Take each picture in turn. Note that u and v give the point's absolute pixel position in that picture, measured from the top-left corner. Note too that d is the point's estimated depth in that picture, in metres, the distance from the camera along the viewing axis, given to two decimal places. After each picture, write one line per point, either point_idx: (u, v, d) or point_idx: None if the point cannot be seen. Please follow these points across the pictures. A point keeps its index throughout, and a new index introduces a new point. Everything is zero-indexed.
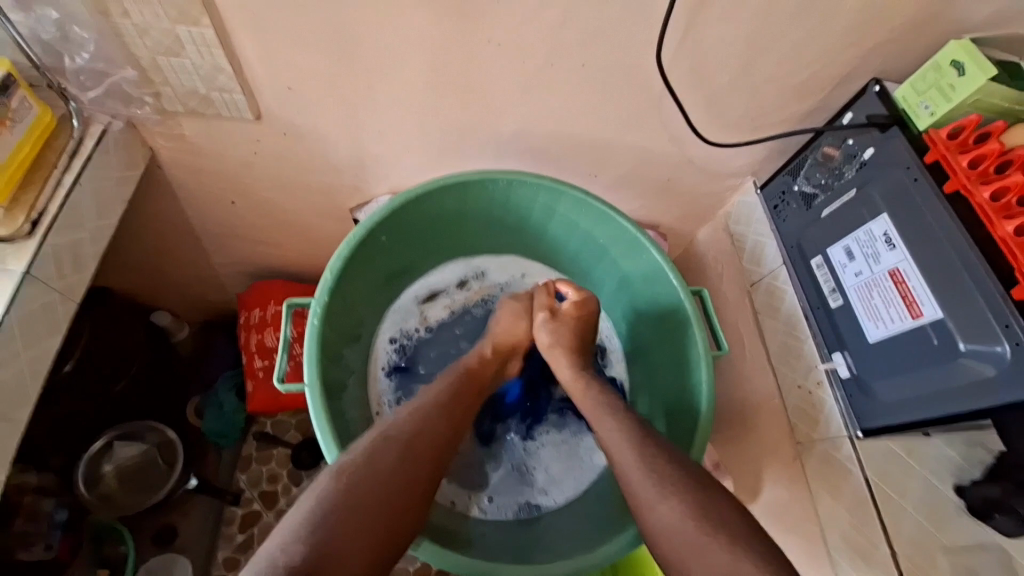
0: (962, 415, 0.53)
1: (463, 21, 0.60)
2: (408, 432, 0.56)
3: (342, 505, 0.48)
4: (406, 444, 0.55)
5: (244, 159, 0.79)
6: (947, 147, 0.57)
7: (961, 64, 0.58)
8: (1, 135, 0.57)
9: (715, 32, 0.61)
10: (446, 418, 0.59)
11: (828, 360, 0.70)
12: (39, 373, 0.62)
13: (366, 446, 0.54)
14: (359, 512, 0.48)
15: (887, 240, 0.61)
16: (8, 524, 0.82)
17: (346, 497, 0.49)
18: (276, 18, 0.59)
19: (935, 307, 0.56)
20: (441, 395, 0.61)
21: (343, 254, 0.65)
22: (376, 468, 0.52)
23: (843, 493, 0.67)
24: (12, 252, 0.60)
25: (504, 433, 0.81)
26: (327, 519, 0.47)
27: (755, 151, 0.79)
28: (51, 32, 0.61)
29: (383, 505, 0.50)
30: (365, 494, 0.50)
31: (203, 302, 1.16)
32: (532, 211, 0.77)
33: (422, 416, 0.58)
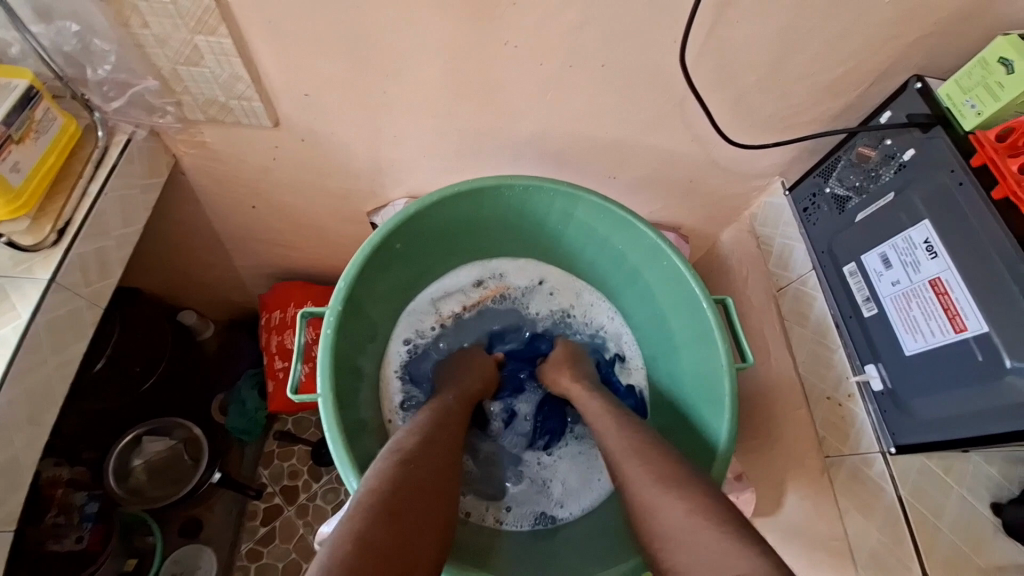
0: (1007, 436, 0.50)
1: (479, 25, 0.58)
2: (431, 422, 0.60)
3: (403, 469, 0.51)
4: (424, 437, 0.57)
5: (262, 165, 0.80)
6: (994, 150, 0.53)
7: (1009, 61, 0.54)
8: (29, 147, 0.58)
9: (742, 30, 0.59)
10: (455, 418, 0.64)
11: (861, 372, 0.67)
12: (66, 377, 0.64)
13: (401, 437, 0.57)
14: (419, 478, 0.51)
15: (927, 247, 0.58)
16: (41, 517, 0.85)
17: (403, 462, 0.52)
18: (292, 26, 0.59)
19: (980, 320, 0.53)
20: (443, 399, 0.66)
21: (357, 262, 0.64)
22: (418, 446, 0.55)
23: (875, 511, 0.64)
24: (38, 260, 0.62)
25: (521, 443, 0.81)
26: (393, 483, 0.49)
27: (783, 151, 0.76)
28: (75, 44, 0.62)
29: (432, 475, 0.53)
30: (419, 462, 0.53)
31: (226, 302, 1.19)
32: (549, 215, 0.75)
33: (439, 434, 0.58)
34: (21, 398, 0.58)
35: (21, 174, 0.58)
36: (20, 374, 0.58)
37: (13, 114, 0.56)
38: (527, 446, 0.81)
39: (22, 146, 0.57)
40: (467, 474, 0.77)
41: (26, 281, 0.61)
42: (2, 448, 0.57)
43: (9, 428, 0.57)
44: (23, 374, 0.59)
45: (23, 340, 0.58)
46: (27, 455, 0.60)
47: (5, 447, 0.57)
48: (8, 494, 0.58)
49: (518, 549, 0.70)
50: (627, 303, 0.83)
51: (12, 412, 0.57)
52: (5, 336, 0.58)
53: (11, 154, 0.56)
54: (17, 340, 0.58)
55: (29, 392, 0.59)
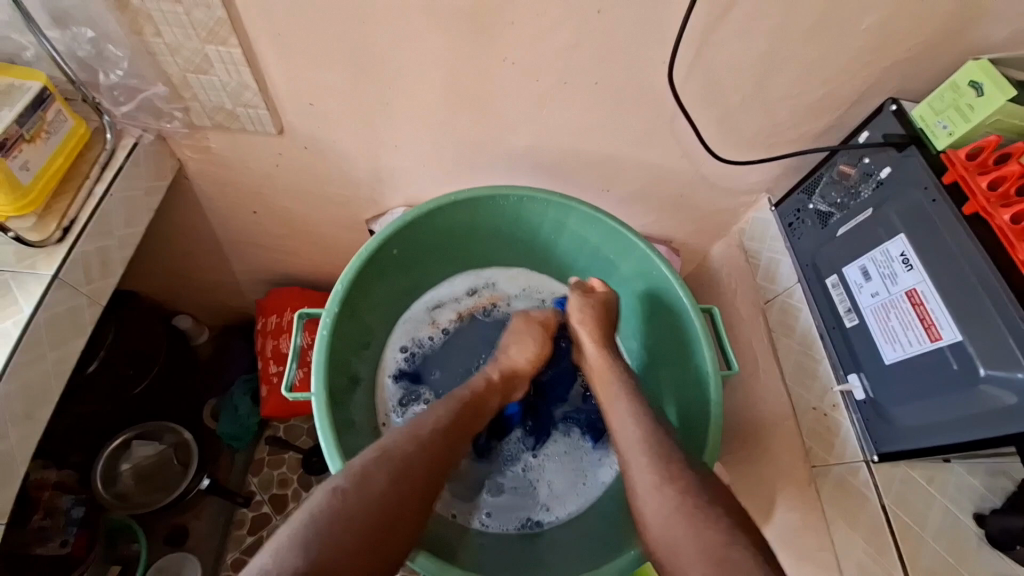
0: (982, 444, 0.52)
1: (478, 41, 0.61)
2: (405, 453, 0.56)
3: (338, 519, 0.48)
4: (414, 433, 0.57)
5: (265, 171, 0.82)
6: (965, 168, 0.55)
7: (979, 85, 0.57)
8: (39, 146, 0.60)
9: (728, 52, 0.62)
10: (442, 438, 0.60)
11: (844, 382, 0.68)
12: (63, 374, 0.65)
13: (362, 464, 0.54)
14: (352, 531, 0.48)
15: (904, 260, 0.60)
16: (26, 520, 0.84)
17: (340, 511, 0.49)
18: (298, 39, 0.62)
19: (954, 330, 0.55)
20: (442, 416, 0.62)
21: (355, 266, 0.66)
22: (373, 487, 0.52)
23: (860, 520, 0.65)
24: (42, 257, 0.63)
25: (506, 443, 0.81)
26: (322, 534, 0.47)
27: (769, 168, 0.79)
28: (88, 51, 0.64)
29: (373, 525, 0.50)
30: (362, 511, 0.50)
31: (222, 307, 1.19)
32: (543, 226, 0.77)
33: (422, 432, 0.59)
34: (19, 392, 0.59)
35: (30, 172, 0.60)
36: (18, 368, 0.59)
37: (25, 115, 0.58)
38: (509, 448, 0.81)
39: (32, 145, 0.59)
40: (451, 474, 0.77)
41: (29, 277, 0.62)
42: None
43: (4, 422, 0.58)
44: (20, 369, 0.59)
45: (24, 334, 0.59)
46: (20, 451, 0.60)
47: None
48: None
49: (504, 551, 0.70)
50: (616, 313, 0.85)
51: (9, 406, 0.58)
52: (6, 330, 0.59)
53: (21, 153, 0.58)
54: (17, 334, 0.59)
55: (25, 387, 0.60)
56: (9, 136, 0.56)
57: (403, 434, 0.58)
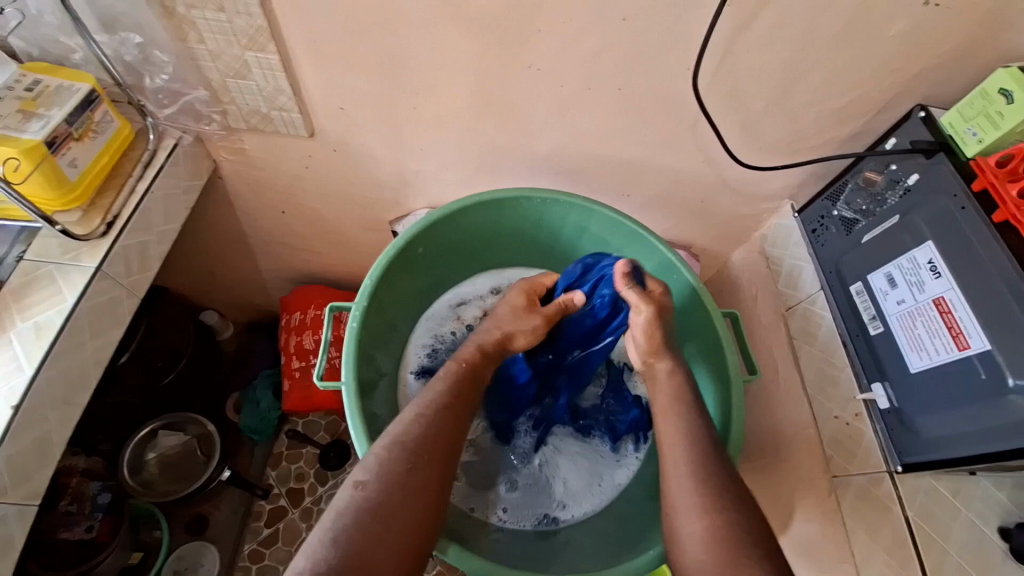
0: (1012, 455, 0.51)
1: (505, 48, 0.63)
2: (416, 437, 0.56)
3: (363, 510, 0.51)
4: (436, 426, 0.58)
5: (295, 172, 0.84)
6: (994, 175, 0.55)
7: (1009, 92, 0.57)
8: (86, 145, 0.64)
9: (752, 57, 0.62)
10: (452, 417, 0.60)
11: (868, 391, 0.68)
12: (101, 362, 0.68)
13: (377, 453, 0.55)
14: (378, 518, 0.50)
15: (931, 267, 0.60)
16: (55, 504, 0.89)
17: (365, 503, 0.51)
18: (333, 46, 0.64)
19: (983, 339, 0.54)
20: (443, 391, 0.62)
21: (383, 263, 0.68)
22: (391, 474, 0.53)
23: (882, 530, 0.64)
24: (86, 249, 0.66)
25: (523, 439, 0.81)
26: (353, 527, 0.49)
27: (792, 174, 0.78)
28: (135, 55, 0.68)
29: (396, 509, 0.51)
30: (383, 498, 0.52)
31: (248, 304, 1.23)
32: (565, 228, 0.79)
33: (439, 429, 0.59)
34: (59, 377, 0.62)
35: (77, 169, 0.63)
36: (60, 355, 0.62)
37: (75, 114, 0.61)
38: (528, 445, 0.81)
39: (80, 144, 0.63)
40: (469, 468, 0.78)
41: (73, 269, 0.65)
42: (37, 424, 0.60)
43: (45, 405, 0.61)
44: (62, 355, 0.62)
45: (67, 322, 0.62)
46: (59, 434, 0.63)
47: (40, 423, 0.60)
48: (37, 469, 0.61)
49: (520, 548, 0.71)
50: None
51: (50, 390, 0.61)
52: (50, 318, 0.62)
53: (70, 150, 0.62)
54: (60, 322, 0.62)
55: (66, 372, 0.63)
56: (58, 135, 0.60)
57: (412, 417, 0.59)
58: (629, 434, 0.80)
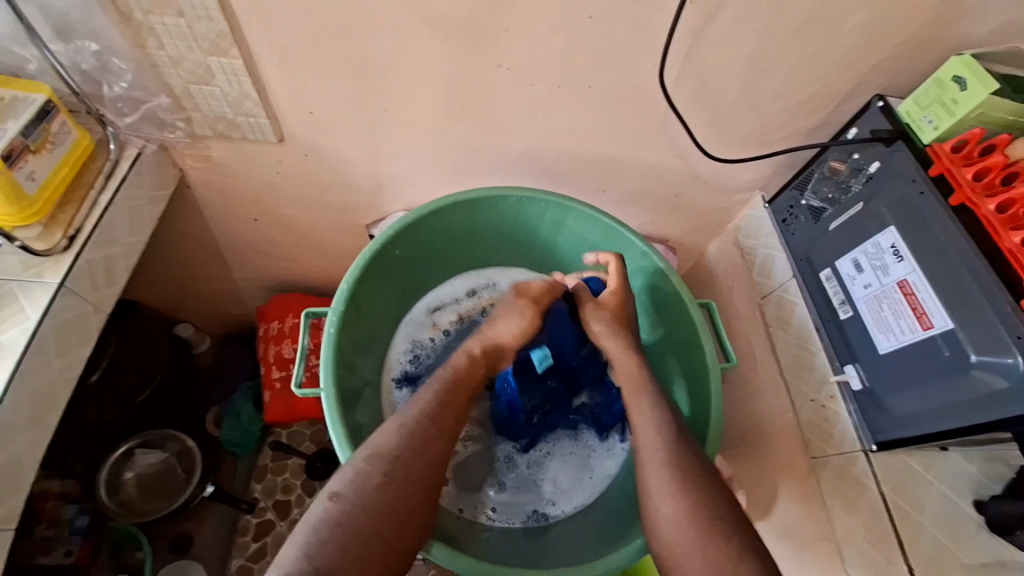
0: (976, 428, 0.53)
1: (473, 48, 0.63)
2: (396, 450, 0.56)
3: (337, 524, 0.50)
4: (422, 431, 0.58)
5: (266, 179, 0.83)
6: (950, 161, 0.57)
7: (962, 79, 0.59)
8: (44, 157, 0.61)
9: (717, 52, 0.63)
10: (436, 430, 0.59)
11: (840, 373, 0.69)
12: (70, 381, 0.66)
13: (370, 457, 0.55)
14: (355, 534, 0.50)
15: (894, 251, 0.62)
16: (31, 530, 0.84)
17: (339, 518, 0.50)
18: (298, 49, 0.63)
19: (945, 318, 0.56)
20: (428, 404, 0.61)
21: (359, 267, 0.67)
22: (368, 489, 0.52)
23: (860, 508, 0.66)
24: (48, 265, 0.64)
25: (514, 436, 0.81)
26: (326, 542, 0.49)
27: (762, 165, 0.80)
28: (92, 63, 0.65)
29: (370, 522, 0.51)
30: (360, 514, 0.51)
31: (224, 315, 1.20)
32: (541, 226, 0.79)
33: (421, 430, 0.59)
34: (26, 399, 0.60)
35: (35, 182, 0.61)
36: (25, 376, 0.60)
37: (31, 127, 0.59)
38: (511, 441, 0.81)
39: (37, 156, 0.60)
40: (459, 469, 0.78)
41: (35, 285, 0.63)
42: (4, 447, 0.58)
43: (12, 429, 0.58)
44: (28, 377, 0.60)
45: (32, 341, 0.60)
46: (29, 458, 0.61)
47: (7, 448, 0.58)
48: (9, 496, 0.58)
49: (510, 546, 0.71)
50: None
51: (15, 414, 0.59)
52: (13, 338, 0.60)
53: (27, 163, 0.59)
54: (25, 342, 0.60)
55: (32, 393, 0.61)
56: (14, 148, 0.57)
57: (394, 429, 0.58)
58: (615, 427, 0.81)
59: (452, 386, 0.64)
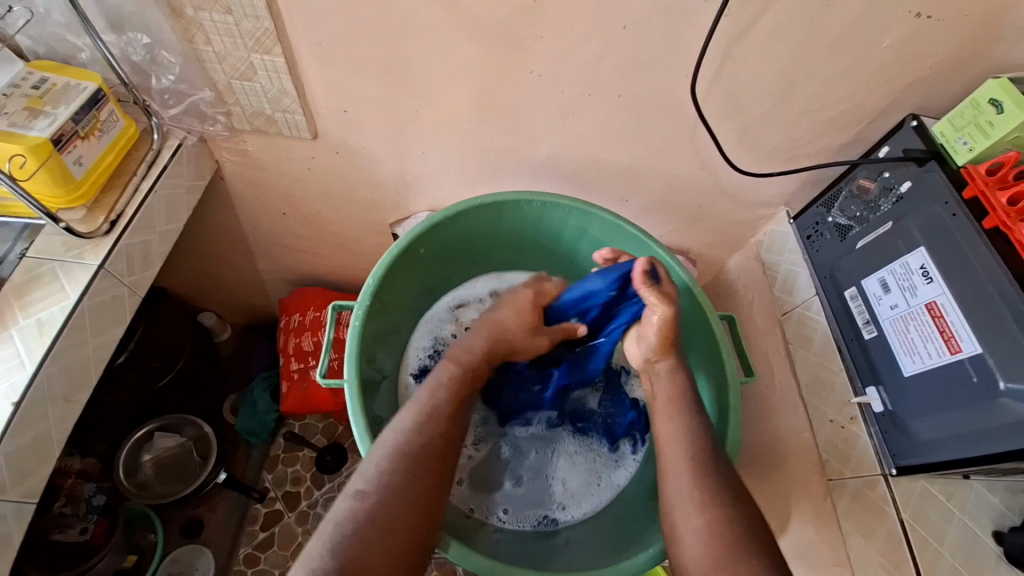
0: (1003, 457, 0.52)
1: (508, 53, 0.64)
2: (416, 445, 0.56)
3: (359, 520, 0.50)
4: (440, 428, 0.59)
5: (297, 174, 0.85)
6: (984, 183, 0.56)
7: (999, 102, 0.58)
8: (92, 143, 0.64)
9: (749, 66, 0.64)
10: (447, 422, 0.60)
11: (862, 394, 0.68)
12: (102, 360, 0.68)
13: (387, 451, 0.55)
14: (381, 529, 0.50)
15: (924, 273, 0.61)
16: (49, 507, 0.87)
17: (361, 512, 0.51)
18: (338, 49, 0.65)
19: (974, 343, 0.55)
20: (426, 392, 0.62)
21: (386, 263, 0.69)
22: (390, 484, 0.53)
23: (877, 533, 0.64)
24: (88, 247, 0.67)
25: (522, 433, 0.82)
26: (349, 537, 0.49)
27: (788, 181, 0.80)
28: (143, 55, 0.68)
29: (394, 517, 0.51)
30: (383, 509, 0.52)
31: (247, 305, 1.23)
32: (564, 232, 0.79)
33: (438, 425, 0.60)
34: (60, 374, 0.62)
35: (82, 167, 0.64)
36: (61, 352, 0.62)
37: (81, 113, 0.62)
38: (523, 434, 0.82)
39: (86, 142, 0.63)
40: (470, 468, 0.79)
41: (76, 266, 0.65)
42: (36, 420, 0.60)
43: (45, 403, 0.61)
44: (63, 353, 0.62)
45: (69, 319, 0.62)
46: (58, 432, 0.63)
47: (39, 420, 0.60)
48: (36, 467, 0.61)
49: (519, 547, 0.71)
50: None
51: (49, 387, 0.61)
52: (52, 315, 0.62)
53: (76, 148, 0.62)
54: (62, 319, 0.62)
55: (66, 368, 0.63)
56: (65, 132, 0.60)
57: (409, 423, 0.59)
58: (627, 436, 0.80)
59: (464, 379, 0.65)
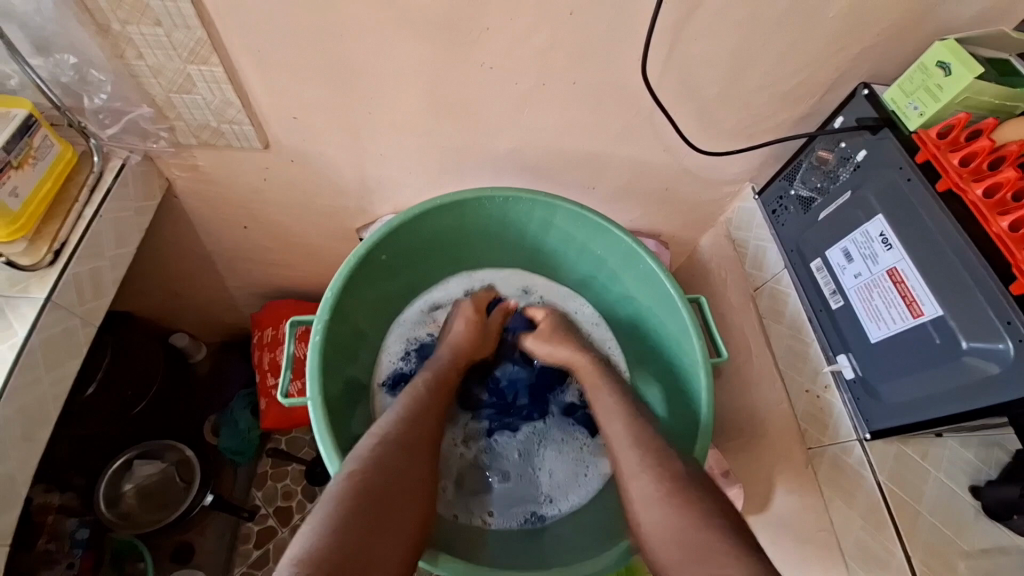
0: (970, 415, 0.53)
1: (454, 48, 0.62)
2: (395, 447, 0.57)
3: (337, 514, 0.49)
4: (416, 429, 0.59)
5: (253, 186, 0.83)
6: (935, 146, 0.57)
7: (947, 64, 0.58)
8: (27, 172, 0.61)
9: (699, 45, 0.63)
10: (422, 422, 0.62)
11: (834, 363, 0.69)
12: (61, 396, 0.65)
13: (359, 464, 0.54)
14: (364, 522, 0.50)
15: (883, 240, 0.61)
16: (33, 543, 0.84)
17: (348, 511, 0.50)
18: (278, 54, 0.63)
19: (935, 305, 0.56)
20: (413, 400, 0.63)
21: (344, 273, 0.67)
22: (370, 477, 0.53)
23: (856, 497, 0.66)
24: (34, 280, 0.64)
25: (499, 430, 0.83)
26: (329, 531, 0.48)
27: (750, 158, 0.80)
28: (71, 76, 0.65)
29: (374, 512, 0.51)
30: (366, 501, 0.51)
31: (219, 323, 1.20)
32: (530, 225, 0.78)
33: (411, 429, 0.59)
34: (17, 415, 0.60)
35: (19, 198, 0.61)
36: (16, 392, 0.59)
37: (12, 142, 0.59)
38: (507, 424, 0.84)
39: (20, 172, 0.60)
40: (454, 475, 0.79)
41: (22, 301, 0.62)
42: None
43: (4, 444, 0.58)
44: (18, 393, 0.60)
45: (20, 357, 0.60)
46: (22, 474, 0.61)
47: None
48: (2, 512, 0.58)
49: (508, 546, 0.71)
50: (610, 307, 0.85)
51: (7, 430, 0.59)
52: (2, 354, 0.60)
53: (10, 179, 0.59)
54: (13, 358, 0.60)
55: (24, 409, 0.60)
56: None
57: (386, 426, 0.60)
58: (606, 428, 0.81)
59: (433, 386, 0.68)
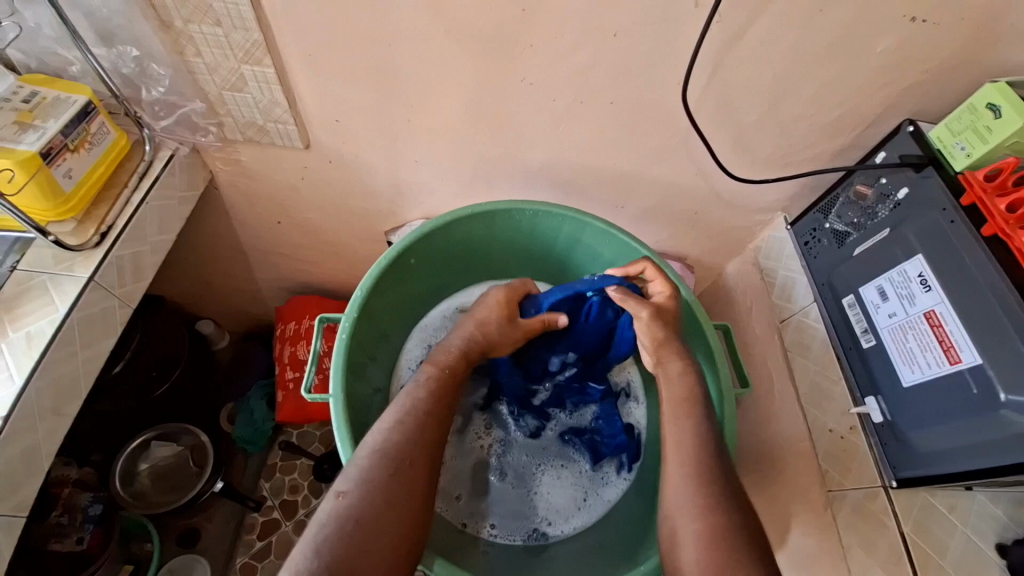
0: (1003, 471, 0.50)
1: (498, 62, 0.64)
2: (400, 446, 0.56)
3: (335, 519, 0.50)
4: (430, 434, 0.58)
5: (291, 183, 0.85)
6: (982, 190, 0.55)
7: (997, 107, 0.57)
8: (82, 156, 0.64)
9: (741, 72, 0.63)
10: (435, 425, 0.60)
11: (861, 404, 0.67)
12: (92, 373, 0.68)
13: (358, 464, 0.54)
14: (360, 531, 0.49)
15: (922, 281, 0.60)
16: (46, 515, 0.86)
17: (347, 512, 0.50)
18: (329, 60, 0.65)
19: (973, 353, 0.54)
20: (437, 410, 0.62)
21: (374, 274, 0.68)
22: (369, 487, 0.52)
23: (877, 546, 0.63)
24: (79, 259, 0.67)
25: (514, 434, 0.82)
26: (326, 537, 0.49)
27: (784, 187, 0.79)
28: (132, 68, 0.68)
29: (380, 518, 0.51)
30: (364, 509, 0.51)
31: (244, 313, 1.23)
32: (558, 240, 0.79)
33: (413, 424, 0.58)
34: (49, 388, 0.62)
35: (72, 180, 0.63)
36: (50, 365, 0.62)
37: (71, 126, 0.62)
38: (516, 434, 0.81)
39: (76, 155, 0.63)
40: (461, 479, 0.78)
41: (66, 278, 0.65)
42: (25, 434, 0.59)
43: (35, 414, 0.60)
44: (53, 366, 0.62)
45: (58, 332, 0.62)
46: (48, 445, 0.63)
47: (28, 434, 0.60)
48: (26, 480, 0.60)
49: (509, 563, 0.71)
50: None
51: (39, 401, 0.61)
52: (42, 328, 0.62)
53: (66, 161, 0.62)
54: (52, 332, 0.62)
55: (56, 382, 0.63)
56: (54, 146, 0.60)
57: (391, 425, 0.58)
58: (614, 456, 0.79)
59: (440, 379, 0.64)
